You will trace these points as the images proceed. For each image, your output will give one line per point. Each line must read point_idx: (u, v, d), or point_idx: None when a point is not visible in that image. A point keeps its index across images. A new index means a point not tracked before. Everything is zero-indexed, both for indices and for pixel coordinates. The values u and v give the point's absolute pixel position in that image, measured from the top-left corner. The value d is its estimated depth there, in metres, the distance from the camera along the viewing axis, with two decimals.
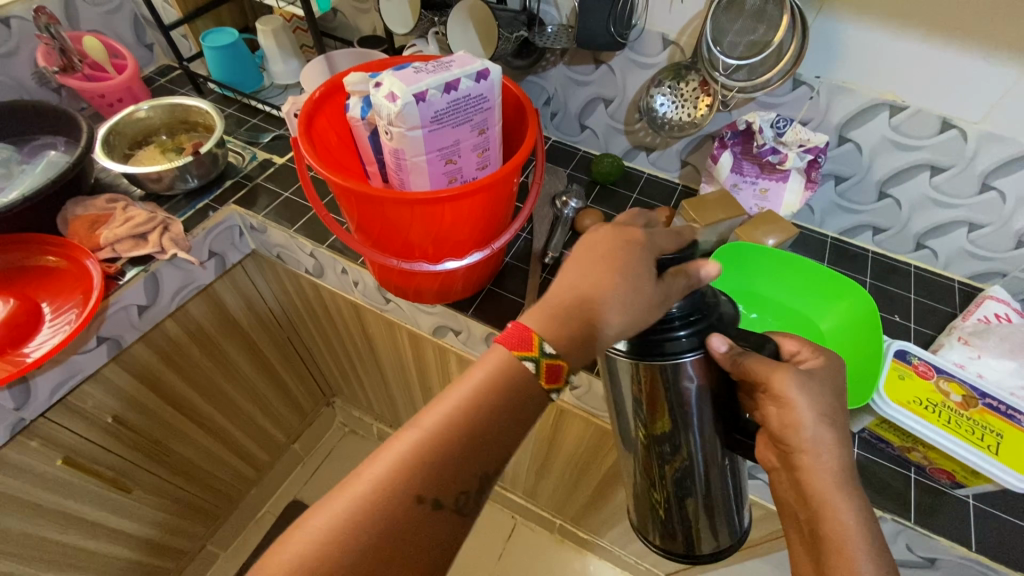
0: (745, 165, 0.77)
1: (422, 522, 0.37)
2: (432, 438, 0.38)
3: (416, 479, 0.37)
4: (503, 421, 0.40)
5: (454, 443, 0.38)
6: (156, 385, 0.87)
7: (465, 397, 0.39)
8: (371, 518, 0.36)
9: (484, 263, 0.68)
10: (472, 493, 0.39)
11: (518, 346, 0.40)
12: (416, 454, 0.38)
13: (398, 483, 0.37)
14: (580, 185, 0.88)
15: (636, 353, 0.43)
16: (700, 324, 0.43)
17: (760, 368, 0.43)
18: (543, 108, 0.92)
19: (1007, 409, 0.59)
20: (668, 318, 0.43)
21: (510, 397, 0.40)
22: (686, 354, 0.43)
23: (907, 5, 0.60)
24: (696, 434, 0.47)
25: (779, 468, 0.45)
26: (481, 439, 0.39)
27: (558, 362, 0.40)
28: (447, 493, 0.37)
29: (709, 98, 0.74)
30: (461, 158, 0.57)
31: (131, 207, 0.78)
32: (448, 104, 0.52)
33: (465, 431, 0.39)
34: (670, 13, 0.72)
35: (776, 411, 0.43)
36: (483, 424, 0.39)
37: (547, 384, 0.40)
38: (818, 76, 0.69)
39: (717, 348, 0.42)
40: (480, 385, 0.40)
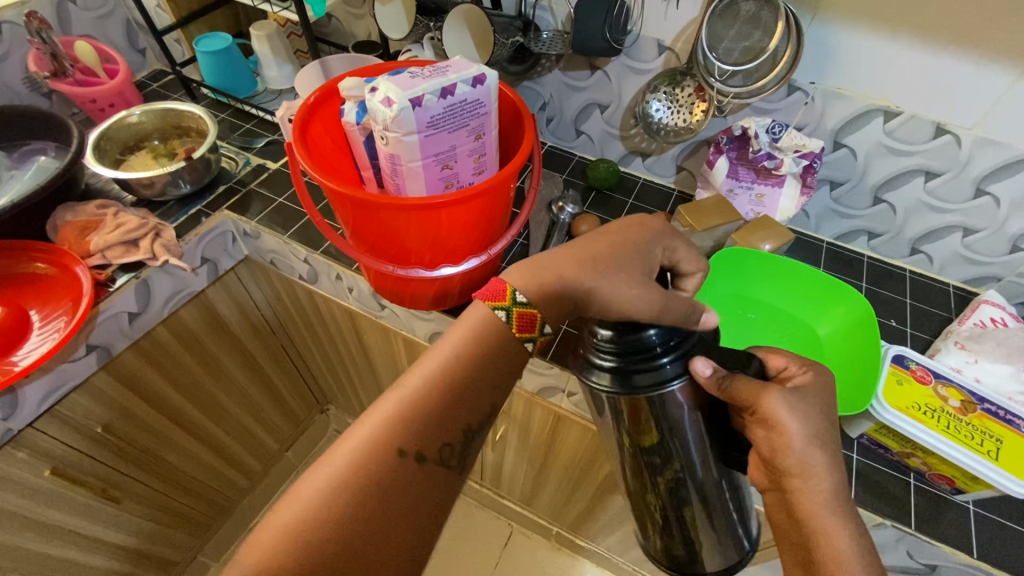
0: (740, 170, 0.77)
1: (413, 472, 0.41)
2: (422, 394, 0.42)
3: (405, 433, 0.41)
4: (484, 378, 0.44)
5: (441, 397, 0.42)
6: (147, 394, 0.86)
7: (451, 356, 0.43)
8: (364, 472, 0.39)
9: (480, 269, 0.68)
10: (456, 445, 0.43)
11: (492, 296, 0.46)
12: (407, 408, 0.42)
13: (390, 438, 0.40)
14: (576, 190, 0.87)
15: (624, 388, 0.40)
16: (681, 349, 0.41)
17: (749, 392, 0.42)
18: (538, 113, 0.92)
19: (1006, 414, 0.59)
20: (650, 347, 0.40)
21: (492, 355, 0.45)
22: (671, 382, 0.40)
23: (900, 11, 0.61)
24: (689, 441, 0.45)
25: (770, 490, 0.45)
26: (465, 397, 0.43)
27: (529, 309, 0.45)
28: (432, 447, 0.41)
29: (704, 104, 0.74)
30: (458, 163, 0.57)
31: (122, 213, 0.77)
32: (444, 109, 0.52)
33: (453, 388, 0.43)
34: (665, 19, 0.72)
35: (765, 434, 0.43)
36: (468, 385, 0.43)
37: (520, 333, 0.45)
38: (813, 81, 0.69)
39: (705, 372, 0.41)
40: (464, 346, 0.44)
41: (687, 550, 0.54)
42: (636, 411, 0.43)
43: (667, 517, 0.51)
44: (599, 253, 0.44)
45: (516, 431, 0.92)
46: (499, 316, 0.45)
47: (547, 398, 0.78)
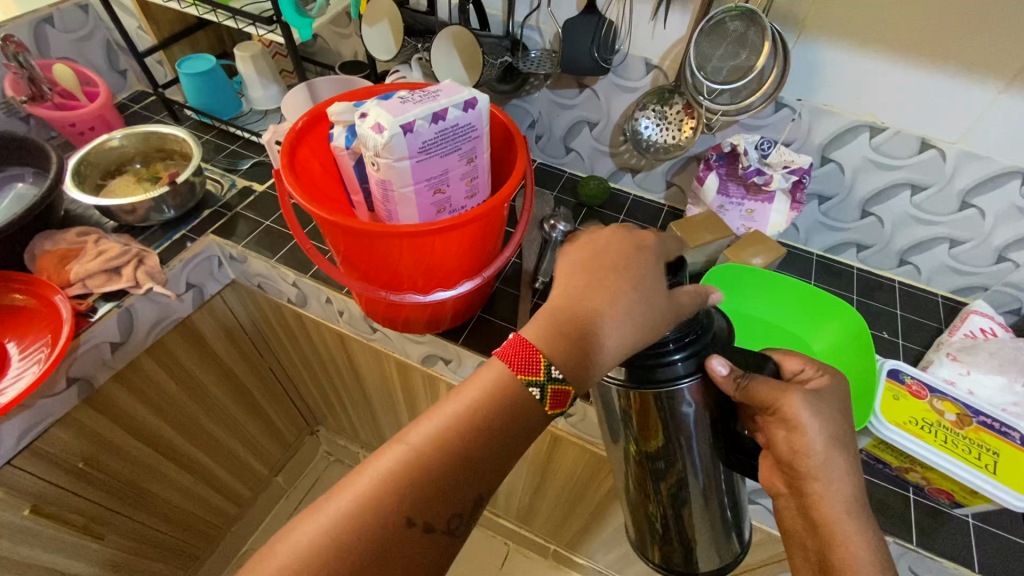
0: (730, 186, 0.77)
1: (411, 543, 0.36)
2: (427, 452, 0.37)
3: (407, 499, 0.36)
4: (498, 442, 0.39)
5: (448, 458, 0.37)
6: (131, 425, 0.83)
7: (468, 410, 0.38)
8: (360, 538, 0.35)
9: (474, 292, 0.67)
10: (465, 515, 0.38)
11: (525, 369, 0.39)
12: (409, 469, 0.37)
13: (394, 499, 0.36)
14: (567, 208, 0.87)
15: (633, 379, 0.42)
16: (695, 347, 0.41)
17: (768, 394, 0.41)
18: (527, 131, 0.92)
19: (1001, 426, 0.59)
20: (663, 342, 0.41)
21: (512, 413, 0.39)
22: (682, 379, 0.41)
23: (884, 31, 0.61)
24: (693, 449, 0.45)
25: (787, 495, 0.43)
26: (476, 466, 0.38)
27: (564, 388, 0.39)
28: (438, 517, 0.36)
29: (693, 121, 0.74)
30: (450, 187, 0.56)
31: (103, 239, 0.75)
32: (436, 134, 0.51)
33: (464, 453, 0.38)
34: (653, 38, 0.72)
35: (785, 435, 0.42)
36: (481, 449, 0.38)
37: (551, 410, 0.39)
38: (799, 98, 0.70)
39: (720, 372, 0.40)
40: (484, 396, 0.39)
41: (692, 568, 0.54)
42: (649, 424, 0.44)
43: (669, 538, 0.52)
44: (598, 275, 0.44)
45: (511, 452, 0.91)
46: (532, 392, 0.39)
47: None
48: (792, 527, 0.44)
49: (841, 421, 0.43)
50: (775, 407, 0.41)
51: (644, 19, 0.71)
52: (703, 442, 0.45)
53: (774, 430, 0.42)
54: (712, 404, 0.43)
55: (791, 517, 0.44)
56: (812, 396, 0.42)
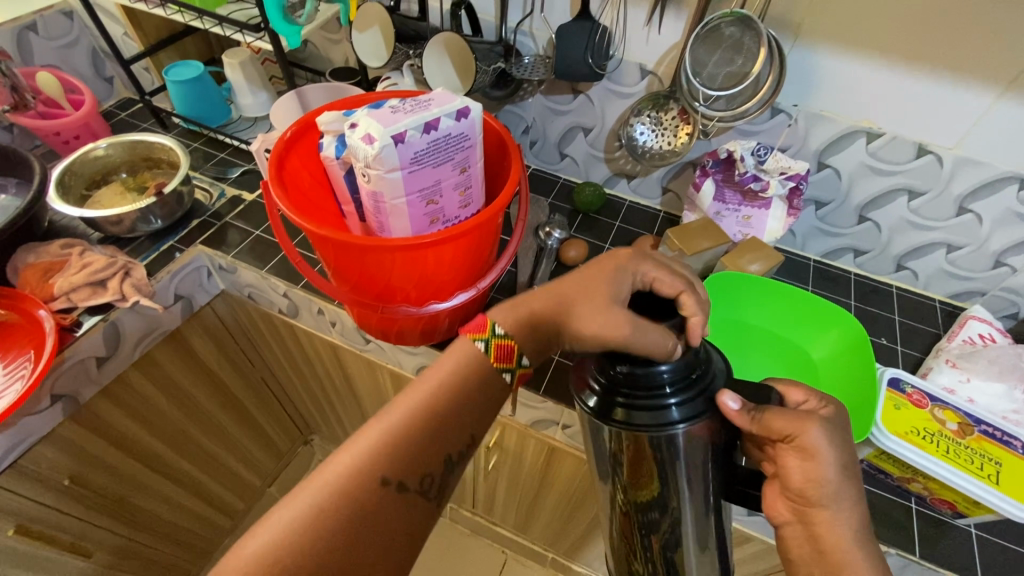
0: (727, 193, 0.76)
1: (390, 503, 0.39)
2: (400, 423, 0.41)
3: (382, 464, 0.40)
4: (461, 412, 0.43)
5: (418, 428, 0.41)
6: (119, 440, 0.81)
7: (436, 384, 0.42)
8: (343, 501, 0.38)
9: (468, 304, 0.65)
10: (436, 476, 0.42)
11: (473, 329, 0.45)
12: (383, 441, 0.40)
13: (371, 467, 0.39)
14: (563, 214, 0.86)
15: (620, 421, 0.39)
16: (694, 390, 0.39)
17: (783, 424, 0.41)
18: (521, 137, 0.91)
19: (1003, 435, 0.58)
20: (658, 384, 0.39)
21: (475, 385, 0.43)
22: (677, 424, 0.39)
23: (882, 39, 0.61)
24: (686, 481, 0.42)
25: (794, 522, 0.41)
26: (443, 431, 0.42)
27: (506, 341, 0.44)
28: (412, 476, 0.40)
29: (689, 126, 0.73)
30: (443, 198, 0.55)
31: (88, 252, 0.74)
32: (427, 145, 0.50)
33: (433, 420, 0.42)
34: (647, 44, 0.71)
35: (800, 463, 0.41)
36: (448, 416, 0.42)
37: (498, 362, 0.44)
38: (795, 104, 0.69)
39: (732, 408, 0.40)
40: (450, 374, 0.43)
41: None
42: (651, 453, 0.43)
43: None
44: (597, 291, 0.42)
45: (506, 462, 0.90)
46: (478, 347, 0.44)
47: (539, 430, 0.76)
48: (798, 557, 0.42)
49: (847, 443, 0.42)
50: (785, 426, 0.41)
51: (639, 24, 0.70)
52: (703, 473, 0.42)
53: (787, 458, 0.41)
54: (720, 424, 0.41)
55: (796, 546, 0.42)
56: (816, 416, 0.41)
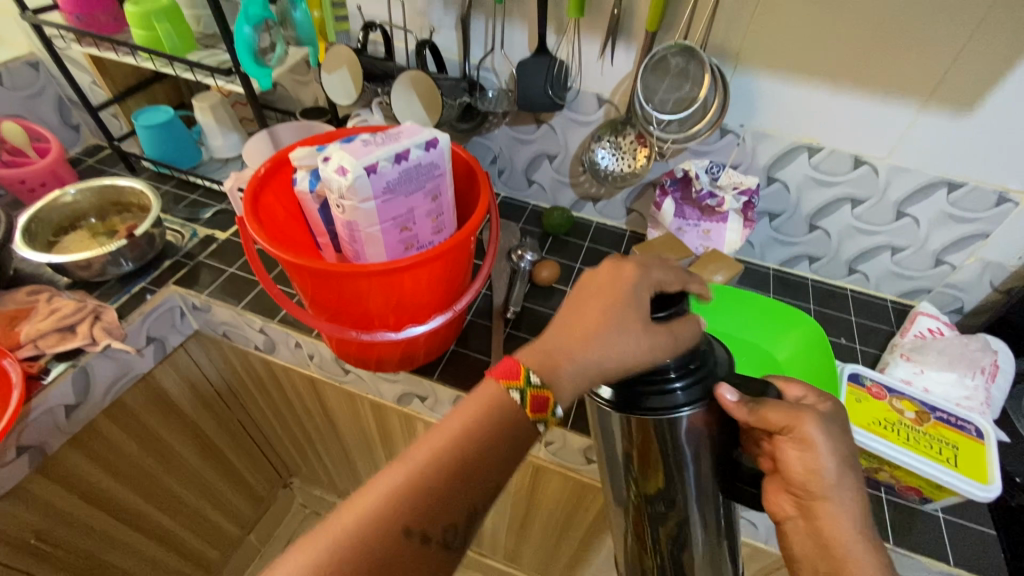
0: (686, 209, 0.80)
1: (409, 555, 0.37)
2: (424, 471, 0.39)
3: (405, 513, 0.37)
4: (489, 459, 0.40)
5: (444, 477, 0.39)
6: (89, 493, 0.79)
7: (466, 427, 0.40)
8: (360, 549, 0.36)
9: (445, 326, 0.67)
10: (460, 525, 0.39)
11: (535, 410, 0.41)
12: (411, 484, 0.38)
13: (389, 518, 0.37)
14: (534, 238, 0.90)
15: (627, 407, 0.41)
16: (698, 376, 0.41)
17: (780, 416, 0.40)
18: (490, 166, 0.94)
19: (958, 420, 0.62)
20: (663, 368, 0.40)
21: (506, 431, 0.41)
22: (682, 408, 0.40)
23: (813, 62, 0.67)
24: (691, 470, 0.44)
25: (795, 518, 0.42)
26: (470, 478, 0.40)
27: (542, 392, 0.41)
28: (434, 526, 0.38)
29: (647, 149, 0.78)
30: (416, 225, 0.57)
31: (56, 297, 0.73)
32: (399, 174, 0.52)
33: (459, 471, 0.39)
34: (602, 75, 0.76)
35: (799, 454, 0.40)
36: (476, 468, 0.40)
37: (532, 414, 0.41)
38: (742, 124, 0.75)
39: (728, 399, 0.40)
40: (477, 415, 0.41)
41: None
42: (645, 456, 0.44)
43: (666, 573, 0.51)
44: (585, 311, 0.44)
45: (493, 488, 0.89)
46: (539, 427, 0.42)
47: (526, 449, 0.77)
48: (802, 551, 0.43)
49: (838, 436, 0.42)
50: (779, 424, 0.40)
51: (593, 57, 0.75)
52: (702, 461, 0.43)
53: (786, 450, 0.41)
54: (713, 424, 0.42)
55: (798, 540, 0.43)
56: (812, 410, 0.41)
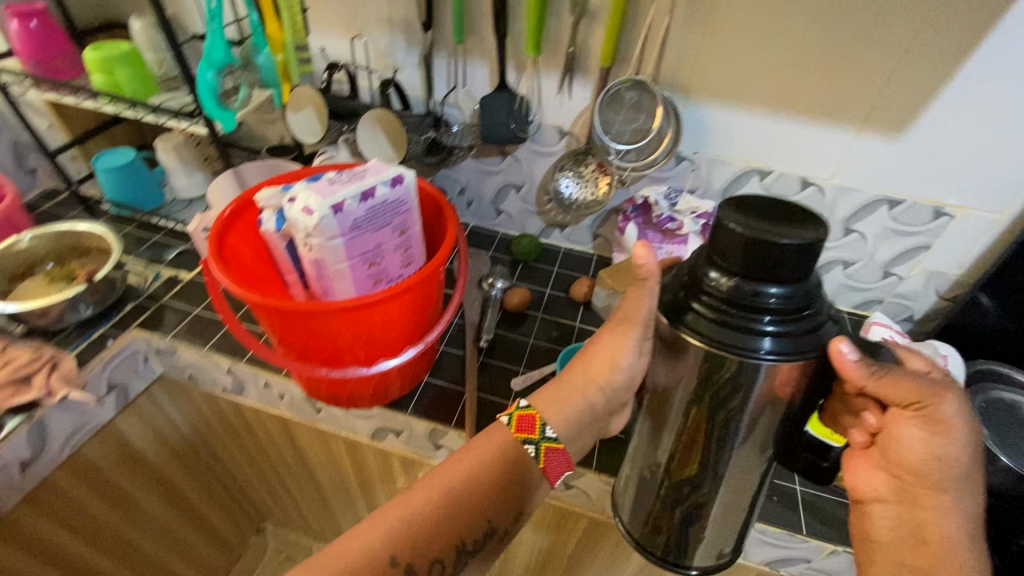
0: (648, 234, 0.82)
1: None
2: (419, 509, 0.50)
3: (398, 544, 0.48)
4: (479, 501, 0.51)
5: (434, 513, 0.50)
6: (45, 554, 0.74)
7: (462, 474, 0.51)
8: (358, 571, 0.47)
9: (417, 358, 0.67)
10: (445, 558, 0.50)
11: (522, 429, 0.53)
12: (406, 520, 0.49)
13: (387, 546, 0.48)
14: (505, 265, 0.91)
15: (712, 340, 0.42)
16: (795, 323, 0.41)
17: (918, 392, 0.43)
18: (458, 197, 0.96)
19: None
20: (762, 309, 0.40)
21: (498, 478, 0.52)
22: (766, 350, 0.41)
23: (757, 94, 0.71)
24: (745, 432, 0.48)
25: (891, 503, 0.48)
26: (460, 517, 0.50)
27: (528, 412, 0.54)
28: (421, 558, 0.49)
29: (608, 177, 0.82)
30: (385, 259, 0.58)
31: (11, 348, 0.70)
32: (366, 211, 0.53)
33: (449, 508, 0.50)
34: (561, 108, 0.79)
35: (927, 436, 0.44)
36: (465, 508, 0.50)
37: (519, 433, 0.53)
38: (695, 151, 0.78)
39: (847, 356, 0.40)
40: (475, 462, 0.52)
41: (684, 560, 0.58)
42: (696, 434, 0.49)
43: (679, 529, 0.56)
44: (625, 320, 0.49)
45: None
46: (528, 449, 0.53)
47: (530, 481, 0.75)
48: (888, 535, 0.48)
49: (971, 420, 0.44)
50: (905, 400, 0.43)
51: (552, 93, 0.78)
52: (769, 423, 0.47)
53: (907, 426, 0.44)
54: (800, 393, 0.45)
55: (889, 532, 0.48)
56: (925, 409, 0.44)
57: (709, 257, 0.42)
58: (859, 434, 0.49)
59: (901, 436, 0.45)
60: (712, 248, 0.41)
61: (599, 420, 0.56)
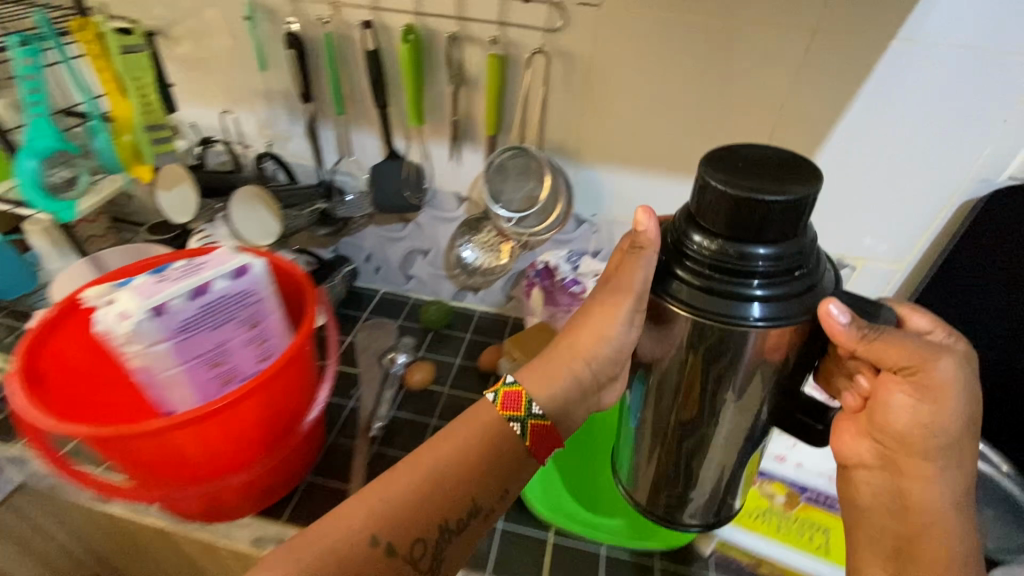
0: (556, 297, 0.77)
1: (374, 562, 0.40)
2: (416, 476, 0.44)
3: (383, 521, 0.42)
4: (476, 475, 0.45)
5: (427, 485, 0.43)
6: None
7: (464, 440, 0.45)
8: (337, 548, 0.40)
9: (289, 459, 0.60)
10: (430, 542, 0.43)
11: (508, 406, 0.47)
12: (400, 490, 0.43)
13: (372, 521, 0.41)
14: (413, 336, 0.85)
15: (697, 306, 0.39)
16: (785, 287, 0.38)
17: (916, 355, 0.39)
18: (364, 264, 0.90)
19: (826, 499, 0.62)
20: (749, 272, 0.37)
21: (499, 449, 0.46)
22: (754, 316, 0.38)
23: (649, 155, 0.69)
24: (740, 386, 0.43)
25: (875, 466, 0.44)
26: (454, 489, 0.44)
27: (515, 387, 0.47)
28: (403, 541, 0.42)
29: (509, 244, 0.79)
30: (232, 357, 0.52)
31: None
32: (198, 309, 0.48)
33: (442, 482, 0.44)
34: (456, 175, 0.76)
35: (915, 403, 0.40)
36: (461, 480, 0.44)
37: (503, 410, 0.47)
38: (594, 214, 0.76)
39: (838, 320, 0.38)
40: (478, 430, 0.46)
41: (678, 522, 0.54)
42: (690, 392, 0.45)
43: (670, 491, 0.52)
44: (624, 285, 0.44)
45: None
46: (514, 427, 0.46)
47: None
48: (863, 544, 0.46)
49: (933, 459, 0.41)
50: (897, 365, 0.39)
51: (444, 158, 0.75)
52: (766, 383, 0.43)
53: (894, 392, 0.41)
54: (794, 351, 0.41)
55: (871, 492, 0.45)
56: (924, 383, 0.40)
57: (693, 221, 0.40)
58: (851, 397, 0.44)
59: (889, 404, 0.41)
60: (695, 211, 0.39)
61: (588, 397, 0.50)
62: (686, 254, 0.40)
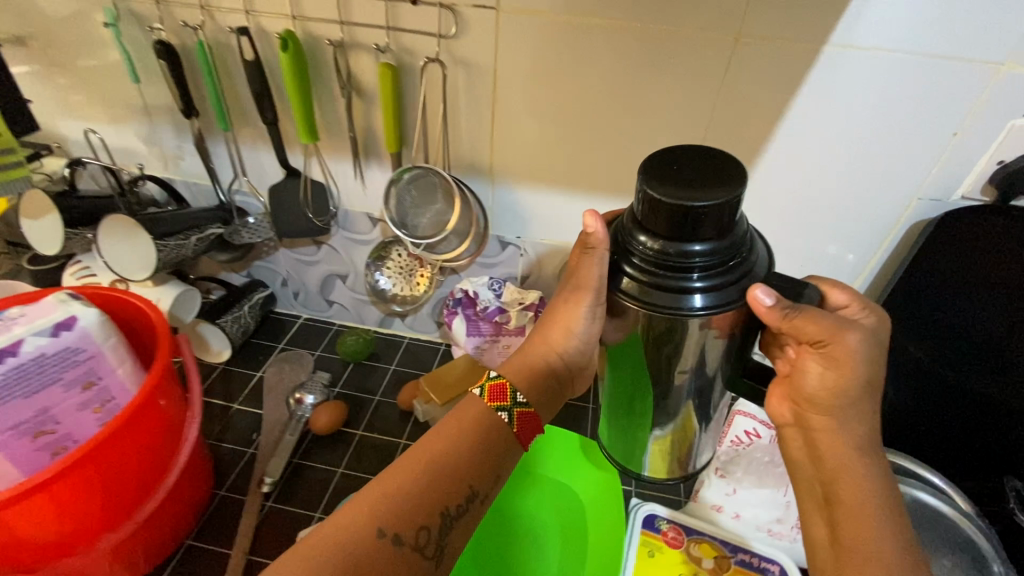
0: (480, 326, 0.71)
1: (385, 558, 0.35)
2: (416, 459, 0.38)
3: (387, 506, 0.36)
4: (470, 457, 0.40)
5: (424, 469, 0.38)
6: None
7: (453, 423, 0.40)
8: (343, 544, 0.34)
9: (156, 529, 0.54)
10: (434, 531, 0.37)
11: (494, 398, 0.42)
12: (400, 473, 0.37)
13: (374, 511, 0.35)
14: (330, 369, 0.78)
15: (641, 301, 0.34)
16: (729, 277, 0.33)
17: (828, 327, 0.35)
18: (281, 289, 0.82)
19: (760, 562, 0.56)
20: (687, 265, 0.33)
21: (488, 427, 0.41)
22: (697, 307, 0.33)
23: (569, 172, 0.62)
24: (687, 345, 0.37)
25: (792, 424, 0.41)
26: (451, 473, 0.38)
27: (500, 380, 0.43)
28: (408, 527, 0.36)
29: (426, 274, 0.73)
30: (62, 425, 0.46)
31: None
32: (6, 374, 0.42)
33: (436, 468, 0.38)
34: (365, 195, 0.69)
35: (823, 370, 0.38)
36: (456, 463, 0.39)
37: (491, 402, 0.42)
38: (519, 236, 0.69)
39: (763, 303, 0.33)
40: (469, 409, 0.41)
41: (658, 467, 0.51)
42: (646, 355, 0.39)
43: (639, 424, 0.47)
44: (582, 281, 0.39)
45: None
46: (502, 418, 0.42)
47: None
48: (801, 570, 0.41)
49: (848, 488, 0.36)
50: (811, 339, 0.36)
51: (348, 177, 0.68)
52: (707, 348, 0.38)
53: (809, 361, 0.38)
54: (737, 327, 0.36)
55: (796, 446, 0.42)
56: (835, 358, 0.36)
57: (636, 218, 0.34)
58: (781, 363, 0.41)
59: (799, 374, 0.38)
60: (636, 206, 0.34)
61: (567, 389, 0.47)
62: (631, 249, 0.35)
